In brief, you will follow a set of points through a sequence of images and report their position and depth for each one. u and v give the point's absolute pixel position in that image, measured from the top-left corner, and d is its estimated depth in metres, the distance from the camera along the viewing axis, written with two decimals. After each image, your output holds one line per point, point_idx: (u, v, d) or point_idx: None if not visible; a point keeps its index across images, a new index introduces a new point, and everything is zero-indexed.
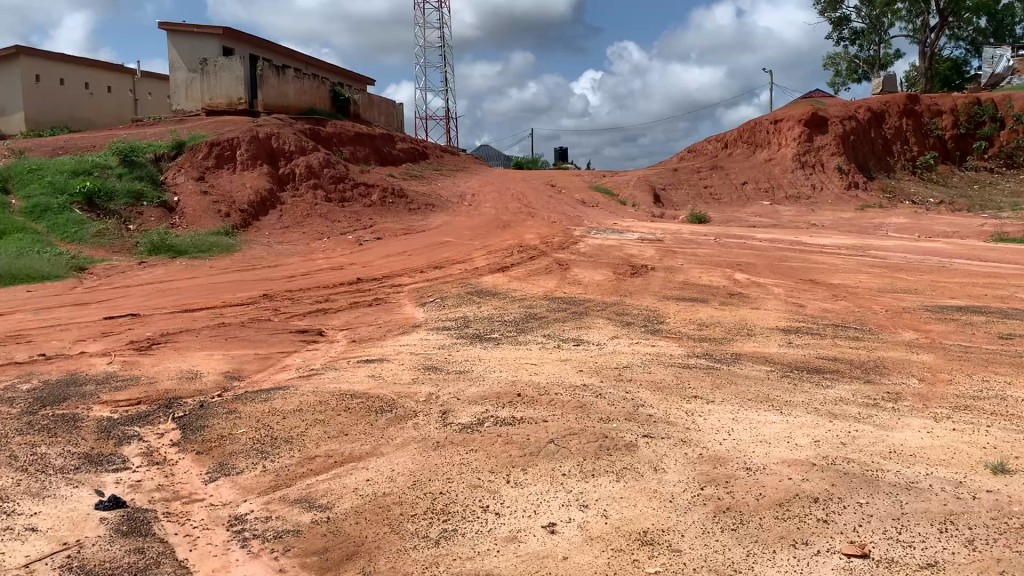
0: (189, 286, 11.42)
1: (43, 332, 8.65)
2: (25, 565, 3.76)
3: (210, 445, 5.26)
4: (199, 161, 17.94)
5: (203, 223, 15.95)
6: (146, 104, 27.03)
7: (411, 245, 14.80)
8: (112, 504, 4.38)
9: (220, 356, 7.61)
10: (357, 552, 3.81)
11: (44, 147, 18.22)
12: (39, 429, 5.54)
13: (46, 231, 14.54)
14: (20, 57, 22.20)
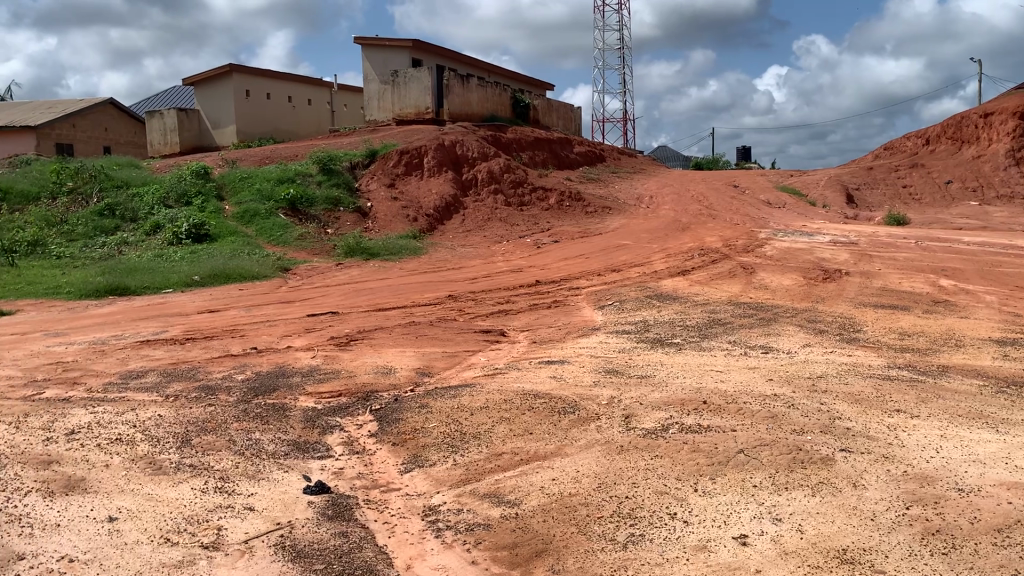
0: (381, 286, 12.04)
1: (253, 327, 9.40)
2: (244, 541, 4.11)
3: (404, 438, 5.52)
4: (390, 168, 18.88)
5: (393, 227, 16.76)
6: (341, 115, 28.72)
7: (590, 248, 14.86)
8: (318, 489, 4.70)
9: (411, 353, 7.96)
10: (545, 550, 3.88)
11: (253, 157, 19.78)
12: (254, 416, 6.04)
13: (255, 234, 15.80)
14: (234, 76, 24.21)
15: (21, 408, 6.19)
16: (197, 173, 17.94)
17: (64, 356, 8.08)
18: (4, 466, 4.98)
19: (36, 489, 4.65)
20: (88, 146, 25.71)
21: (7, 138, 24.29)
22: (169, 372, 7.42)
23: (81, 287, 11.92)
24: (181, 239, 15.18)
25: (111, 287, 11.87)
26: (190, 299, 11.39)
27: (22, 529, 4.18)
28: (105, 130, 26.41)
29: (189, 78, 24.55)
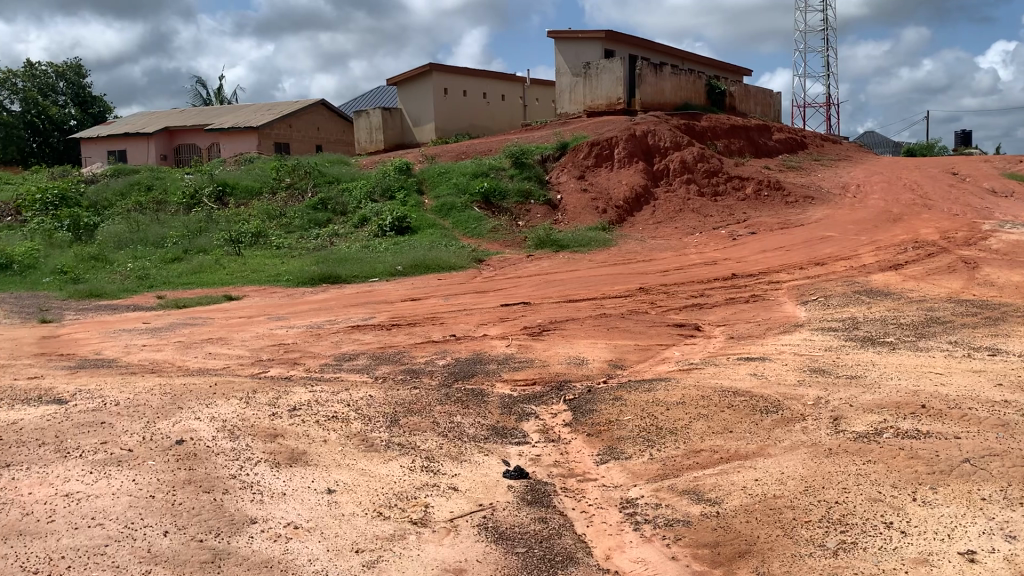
0: (573, 278, 12.15)
1: (451, 315, 9.78)
2: (450, 519, 4.29)
3: (600, 429, 5.55)
4: (581, 160, 18.98)
5: (583, 219, 16.85)
6: (534, 108, 29.19)
7: (790, 240, 14.24)
8: (517, 474, 4.83)
9: (604, 345, 7.99)
10: (749, 551, 3.77)
11: (451, 152, 20.54)
12: (455, 400, 6.29)
13: (451, 227, 16.42)
14: (433, 74, 25.24)
15: (250, 384, 6.79)
16: (399, 168, 18.86)
17: (285, 338, 8.78)
18: (237, 436, 5.50)
19: (265, 459, 5.10)
20: (302, 145, 27.73)
21: (234, 138, 26.64)
22: (377, 355, 7.88)
23: (297, 275, 12.88)
24: (385, 232, 16.06)
25: (324, 275, 12.74)
26: (393, 287, 12.01)
27: (253, 494, 4.59)
28: (317, 129, 28.34)
29: (392, 78, 25.82)
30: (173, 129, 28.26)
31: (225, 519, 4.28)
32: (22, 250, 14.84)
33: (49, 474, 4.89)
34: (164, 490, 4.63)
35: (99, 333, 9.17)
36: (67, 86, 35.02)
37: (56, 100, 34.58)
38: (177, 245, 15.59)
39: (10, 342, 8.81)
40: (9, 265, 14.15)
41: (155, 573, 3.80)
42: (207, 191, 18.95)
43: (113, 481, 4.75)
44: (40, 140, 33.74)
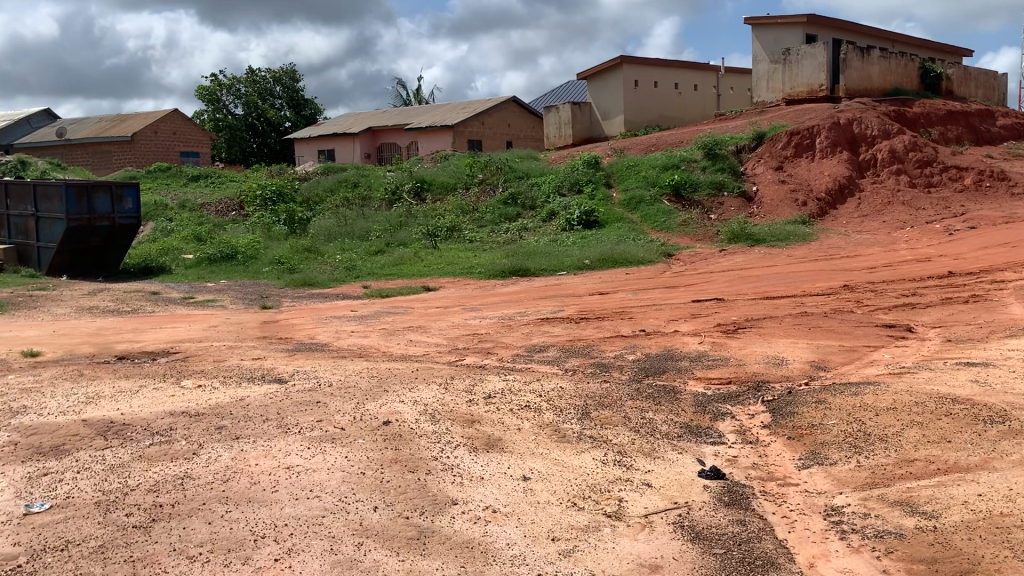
0: (769, 274, 11.72)
1: (641, 309, 9.72)
2: (645, 515, 4.27)
3: (801, 432, 5.32)
4: (778, 150, 18.21)
5: (781, 213, 16.22)
6: (728, 98, 28.33)
7: (1016, 235, 12.99)
8: (713, 474, 4.73)
9: (804, 344, 7.65)
10: (972, 571, 3.51)
11: (640, 145, 20.36)
12: (647, 396, 6.25)
13: (640, 221, 16.32)
14: (624, 67, 25.11)
15: (448, 371, 7.10)
16: (588, 162, 18.95)
17: (479, 328, 9.07)
18: (437, 420, 5.76)
19: (464, 444, 5.30)
20: (494, 141, 28.48)
21: (431, 137, 27.82)
22: (568, 348, 7.98)
23: (490, 268, 13.25)
24: (574, 226, 16.20)
25: (515, 268, 13.03)
26: (582, 281, 12.09)
27: (454, 477, 4.78)
28: (509, 125, 29.00)
29: (583, 72, 25.92)
30: (375, 129, 29.91)
31: (428, 499, 4.50)
32: (246, 242, 16.25)
33: (272, 448, 5.34)
34: (372, 468, 4.93)
35: (312, 319, 9.89)
36: (283, 90, 37.81)
37: (273, 103, 37.46)
38: (380, 238, 16.50)
39: (235, 325, 9.68)
40: (234, 255, 15.53)
41: (367, 544, 4.05)
42: (406, 187, 19.91)
43: (328, 457, 5.12)
44: (260, 141, 36.83)
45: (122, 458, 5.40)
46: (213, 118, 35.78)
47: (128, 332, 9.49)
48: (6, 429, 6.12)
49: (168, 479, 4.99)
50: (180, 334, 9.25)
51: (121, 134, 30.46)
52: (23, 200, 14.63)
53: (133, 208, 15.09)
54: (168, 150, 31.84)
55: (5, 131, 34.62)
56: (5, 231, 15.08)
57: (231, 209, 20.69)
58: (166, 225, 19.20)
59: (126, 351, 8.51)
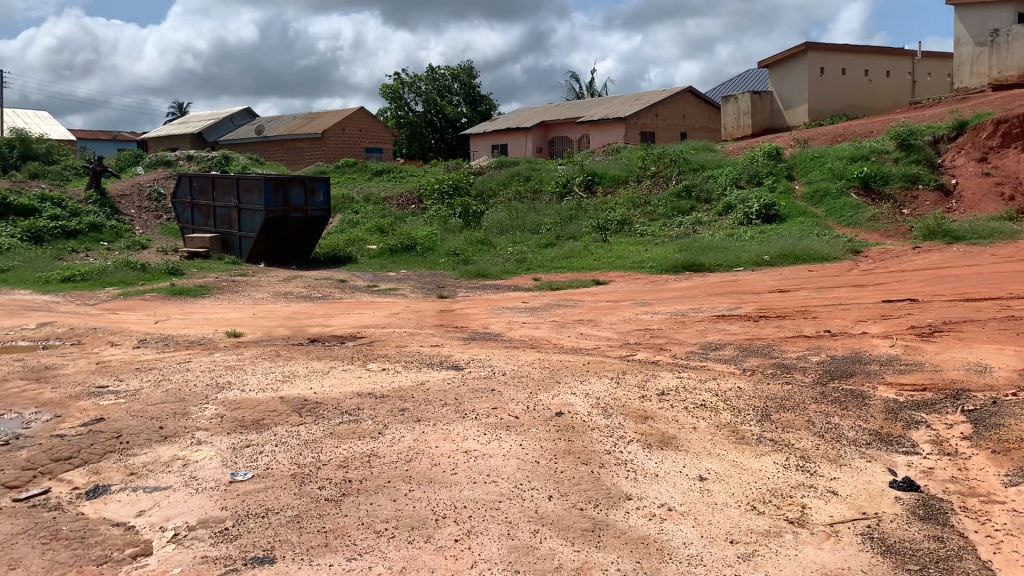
0: (971, 273, 10.86)
1: (825, 309, 9.27)
2: (830, 524, 4.09)
3: (1009, 446, 4.90)
4: (982, 141, 16.49)
5: (984, 208, 15.00)
6: (924, 85, 26.45)
7: None
8: (907, 485, 4.46)
9: (1013, 351, 7.04)
10: None
11: (825, 136, 19.40)
12: (831, 400, 5.96)
13: (824, 215, 15.57)
14: (810, 54, 24.02)
15: (621, 366, 7.07)
16: (768, 154, 18.27)
17: (652, 323, 8.96)
18: (611, 414, 5.74)
19: (637, 439, 5.27)
20: (668, 133, 28.03)
21: (604, 129, 27.78)
22: (746, 347, 7.73)
23: (662, 262, 13.07)
24: (752, 220, 15.69)
25: (688, 263, 12.78)
26: (760, 277, 11.69)
27: (629, 472, 4.76)
28: (683, 117, 28.44)
29: (765, 60, 25.02)
30: (548, 123, 30.21)
31: (603, 492, 4.50)
32: (424, 234, 16.88)
33: (451, 432, 5.53)
34: (547, 457, 5.00)
35: (486, 309, 10.14)
36: (460, 87, 38.85)
37: (451, 100, 38.59)
38: (551, 231, 16.66)
39: (415, 313, 10.09)
40: (413, 247, 16.16)
41: (543, 532, 4.11)
42: (577, 180, 20.00)
43: (504, 444, 5.23)
44: (437, 137, 38.12)
45: (314, 434, 5.77)
46: (395, 115, 37.43)
47: (319, 316, 10.11)
48: (214, 403, 6.70)
49: (355, 457, 5.29)
50: (365, 320, 9.75)
51: (312, 131, 32.42)
52: (228, 192, 15.90)
53: (324, 201, 16.00)
54: (354, 146, 33.57)
55: (212, 129, 37.75)
56: (212, 221, 16.45)
57: (411, 202, 21.55)
58: (351, 217, 20.28)
59: (317, 335, 9.07)
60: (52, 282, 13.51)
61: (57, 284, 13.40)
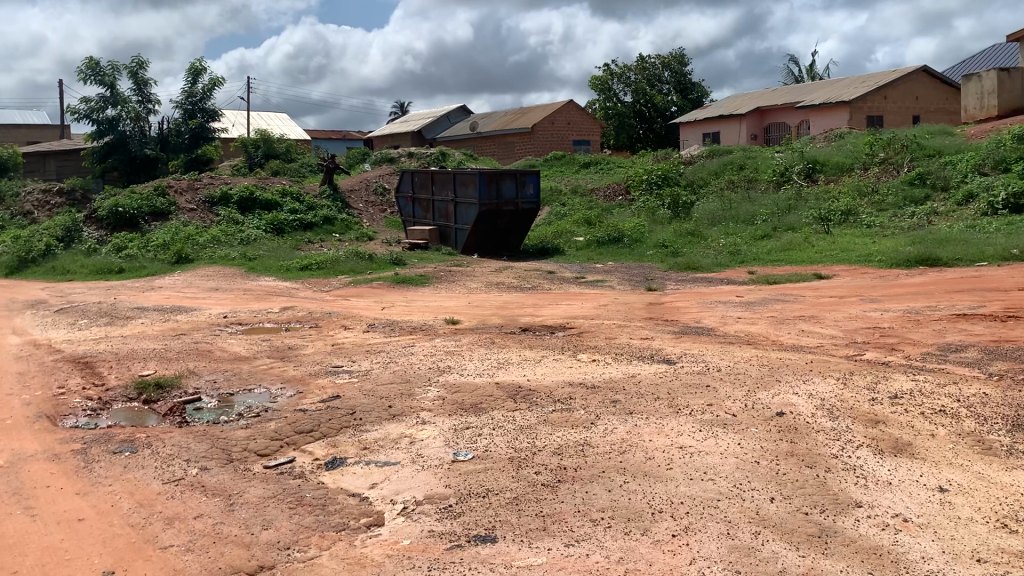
0: None
1: None
2: None
3: None
4: None
5: None
6: None
7: None
8: None
9: None
10: None
11: None
12: None
13: None
14: None
15: (846, 365, 6.68)
16: (1018, 136, 16.60)
17: (881, 321, 8.41)
18: (836, 416, 5.45)
19: (867, 444, 4.97)
20: (898, 117, 26.09)
21: (824, 115, 26.34)
22: (992, 349, 7.05)
23: (891, 256, 12.22)
24: (996, 210, 14.28)
25: (922, 256, 11.85)
26: (1007, 273, 10.63)
27: (859, 478, 4.50)
28: (916, 98, 26.37)
29: (1015, 33, 22.68)
30: (764, 109, 29.09)
31: (829, 498, 4.29)
32: (632, 226, 16.81)
33: (665, 426, 5.48)
34: (767, 458, 4.83)
35: (697, 303, 9.95)
36: (671, 76, 38.24)
37: (661, 89, 38.05)
38: (767, 222, 16.04)
39: (625, 305, 10.09)
40: (621, 238, 16.14)
41: (765, 534, 3.99)
42: (796, 168, 19.12)
43: (721, 442, 5.11)
44: (646, 127, 37.82)
45: (529, 420, 5.93)
46: (604, 106, 37.55)
47: (530, 306, 10.36)
48: (436, 385, 7.06)
49: (570, 445, 5.37)
50: (576, 311, 9.88)
51: (522, 126, 33.20)
52: (445, 186, 16.64)
53: (534, 193, 16.31)
54: (563, 139, 33.99)
55: (429, 126, 39.65)
56: (431, 214, 17.31)
57: (619, 193, 21.49)
58: (560, 209, 20.60)
59: (529, 324, 9.30)
60: (292, 270, 14.77)
61: (295, 272, 14.65)
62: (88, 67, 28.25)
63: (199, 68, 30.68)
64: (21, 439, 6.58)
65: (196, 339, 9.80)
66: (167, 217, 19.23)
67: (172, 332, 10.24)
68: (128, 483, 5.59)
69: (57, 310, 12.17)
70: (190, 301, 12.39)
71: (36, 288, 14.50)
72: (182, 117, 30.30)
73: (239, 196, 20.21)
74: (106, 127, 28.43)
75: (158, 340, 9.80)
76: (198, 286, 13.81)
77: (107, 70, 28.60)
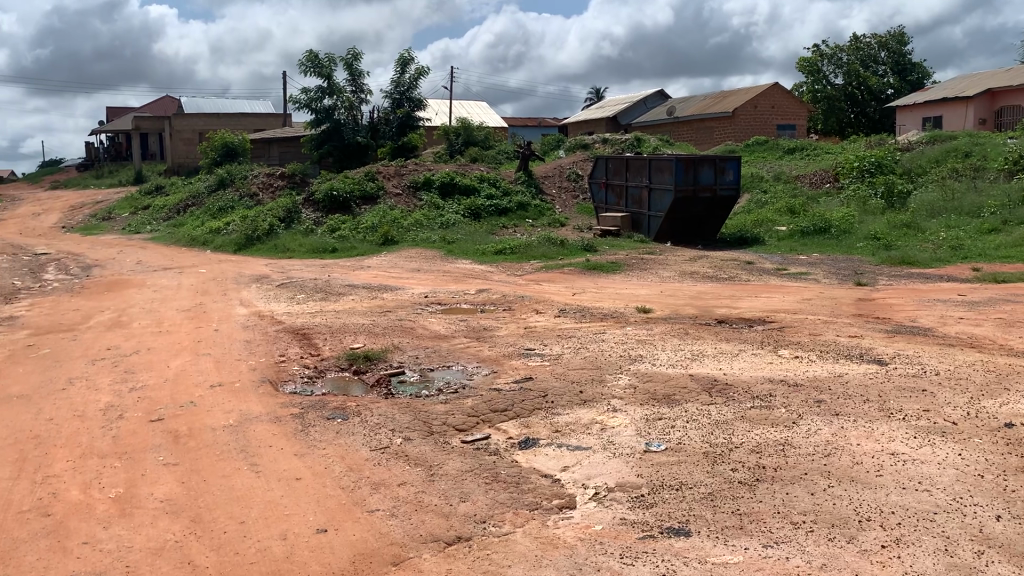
0: None
1: None
2: None
3: None
4: None
5: None
6: None
7: None
8: None
9: None
10: None
11: None
12: None
13: None
14: None
15: None
16: None
17: None
18: None
19: None
20: None
21: None
22: None
23: None
24: None
25: None
26: None
27: None
28: None
29: None
30: (995, 90, 26.60)
31: None
32: (840, 216, 15.90)
33: (875, 430, 5.17)
34: (994, 473, 4.44)
35: (914, 301, 9.27)
36: (888, 56, 35.73)
37: (876, 70, 35.79)
38: (995, 215, 14.67)
39: (831, 300, 9.59)
40: (827, 229, 15.32)
41: (989, 555, 3.67)
42: None
43: (939, 451, 4.75)
44: (858, 111, 35.76)
45: (725, 415, 5.78)
46: (811, 89, 35.69)
47: (727, 298, 10.06)
48: (629, 373, 7.04)
49: (770, 444, 5.18)
50: (775, 304, 9.51)
51: (722, 111, 32.24)
52: (640, 173, 16.47)
53: (734, 180, 15.81)
54: (766, 124, 32.66)
55: (625, 111, 39.37)
56: (624, 201, 17.21)
57: (825, 181, 20.36)
58: (760, 197, 19.84)
59: (725, 316, 9.06)
60: (488, 254, 15.21)
61: (491, 256, 15.09)
62: (308, 59, 30.36)
63: (406, 59, 32.10)
64: (248, 401, 7.23)
65: (400, 316, 10.34)
66: (375, 201, 20.45)
67: (378, 309, 10.84)
68: (339, 448, 5.99)
69: (277, 284, 13.24)
70: (394, 281, 13.07)
71: (260, 264, 15.83)
72: (390, 106, 31.89)
73: (440, 181, 21.05)
74: (323, 116, 30.47)
75: (366, 316, 10.41)
76: (402, 267, 14.54)
77: (325, 62, 30.60)
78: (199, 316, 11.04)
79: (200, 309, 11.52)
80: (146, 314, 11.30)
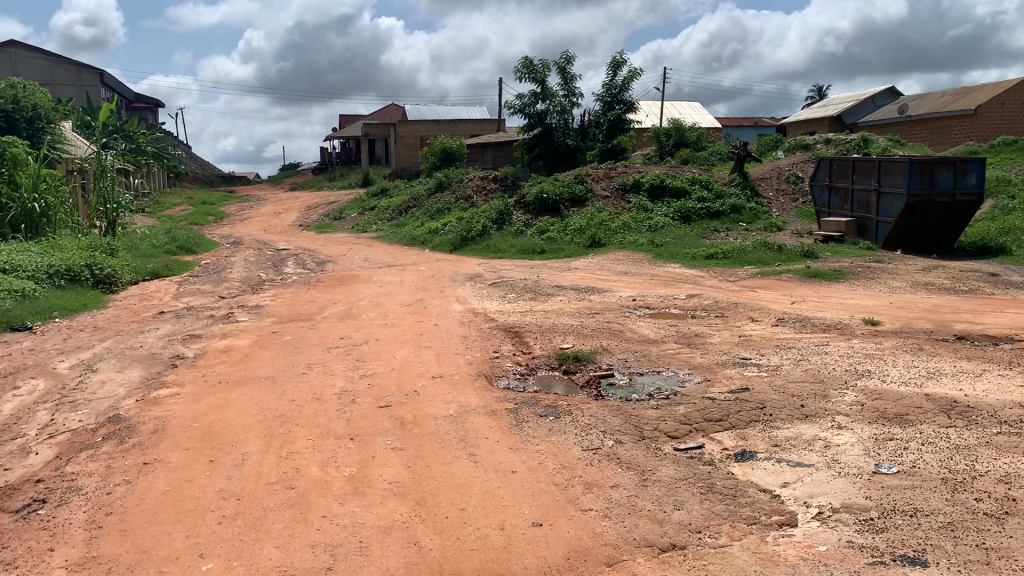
0: None
1: None
2: None
3: None
4: None
5: None
6: None
7: None
8: None
9: None
10: None
11: None
12: None
13: None
14: None
15: None
16: None
17: None
18: None
19: None
20: None
21: None
22: None
23: None
24: None
25: None
26: None
27: None
28: None
29: None
30: None
31: None
32: None
33: None
34: None
35: None
36: None
37: None
38: None
39: None
40: None
41: None
42: None
43: None
44: None
45: (967, 440, 5.33)
46: None
47: (967, 312, 9.28)
48: (854, 389, 6.67)
49: (1021, 475, 4.73)
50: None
51: (962, 109, 29.67)
52: (868, 175, 15.53)
53: (977, 183, 14.52)
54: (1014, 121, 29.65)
55: (850, 110, 37.22)
56: (849, 205, 16.29)
57: None
58: (1006, 202, 18.08)
59: (965, 332, 8.34)
60: (698, 258, 14.94)
61: (701, 260, 14.81)
62: (523, 65, 31.24)
63: (619, 62, 32.17)
64: (466, 393, 7.56)
65: (610, 318, 10.42)
66: (584, 203, 20.68)
67: (588, 310, 10.98)
68: (553, 445, 6.14)
69: (491, 283, 13.74)
70: (603, 283, 13.16)
71: (475, 264, 16.48)
72: (602, 108, 32.07)
73: (650, 184, 20.93)
74: (535, 120, 31.28)
75: (575, 317, 10.56)
76: (610, 269, 14.61)
77: (539, 67, 31.33)
78: (420, 311, 11.69)
79: (420, 304, 12.19)
80: (372, 307, 12.12)
